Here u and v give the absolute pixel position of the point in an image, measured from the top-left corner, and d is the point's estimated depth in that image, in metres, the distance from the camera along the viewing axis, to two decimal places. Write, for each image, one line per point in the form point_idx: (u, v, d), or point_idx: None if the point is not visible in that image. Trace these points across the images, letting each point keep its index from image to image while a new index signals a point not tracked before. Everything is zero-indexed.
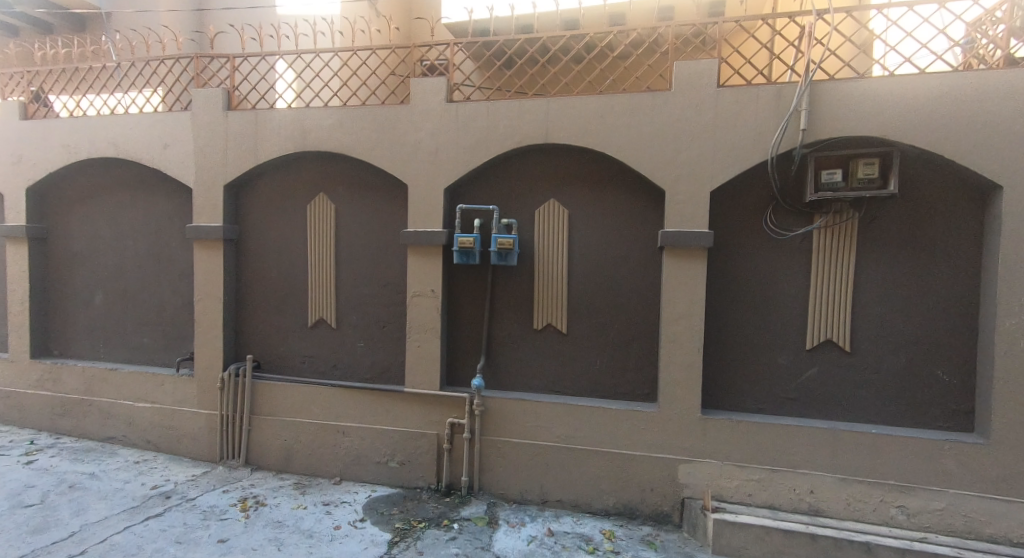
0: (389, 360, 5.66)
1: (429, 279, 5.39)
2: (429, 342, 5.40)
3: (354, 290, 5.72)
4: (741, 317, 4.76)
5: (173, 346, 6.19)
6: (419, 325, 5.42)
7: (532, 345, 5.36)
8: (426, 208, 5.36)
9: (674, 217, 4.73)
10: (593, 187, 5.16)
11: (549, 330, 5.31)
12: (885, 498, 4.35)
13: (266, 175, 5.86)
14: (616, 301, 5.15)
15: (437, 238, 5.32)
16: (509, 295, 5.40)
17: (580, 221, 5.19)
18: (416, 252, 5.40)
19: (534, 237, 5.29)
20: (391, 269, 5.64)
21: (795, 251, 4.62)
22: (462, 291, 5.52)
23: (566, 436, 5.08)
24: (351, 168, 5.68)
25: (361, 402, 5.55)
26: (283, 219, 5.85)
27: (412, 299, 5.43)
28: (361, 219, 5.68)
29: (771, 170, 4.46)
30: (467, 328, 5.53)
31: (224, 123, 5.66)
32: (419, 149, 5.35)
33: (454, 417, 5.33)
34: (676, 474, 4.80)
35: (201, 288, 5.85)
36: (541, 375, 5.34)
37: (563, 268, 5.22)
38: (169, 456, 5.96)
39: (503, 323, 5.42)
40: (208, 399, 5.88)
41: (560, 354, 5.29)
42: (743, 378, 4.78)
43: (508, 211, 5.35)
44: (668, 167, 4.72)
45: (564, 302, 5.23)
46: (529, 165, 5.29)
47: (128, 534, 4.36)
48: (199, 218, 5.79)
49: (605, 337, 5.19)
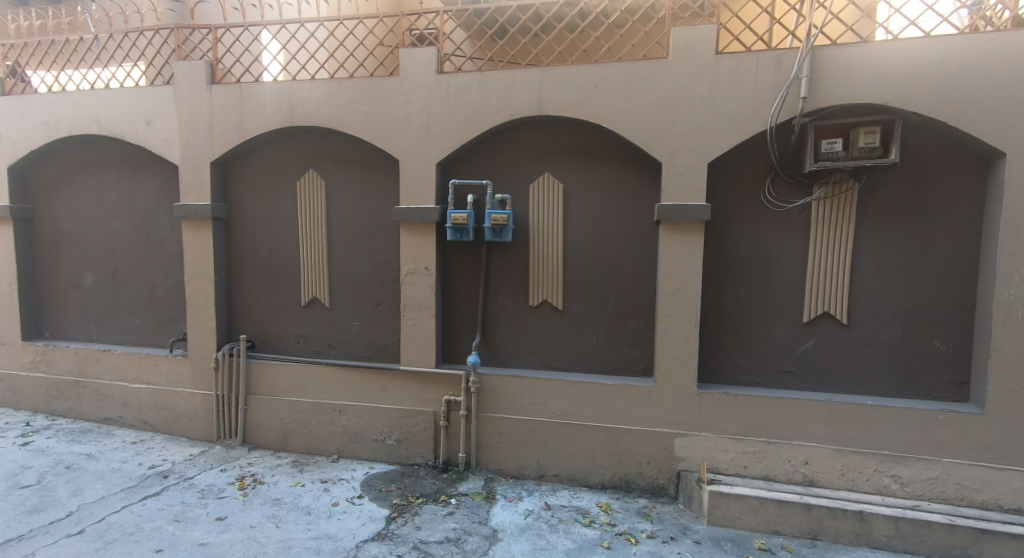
0: (385, 339, 5.62)
1: (423, 257, 5.33)
2: (424, 320, 5.37)
3: (347, 268, 5.65)
4: (737, 291, 4.72)
5: (165, 327, 6.13)
6: (414, 303, 5.38)
7: (527, 321, 5.32)
8: (418, 184, 5.25)
9: (671, 191, 4.65)
10: (589, 160, 5.05)
11: (545, 305, 5.27)
12: (880, 468, 4.35)
13: (252, 151, 5.72)
14: (612, 277, 5.10)
15: (430, 214, 5.23)
16: (503, 271, 5.33)
17: (575, 195, 5.10)
18: (409, 229, 5.32)
19: (529, 211, 5.20)
20: (384, 247, 5.55)
21: (792, 224, 4.55)
22: (456, 268, 5.45)
23: (563, 412, 5.08)
24: (340, 143, 5.55)
25: (357, 381, 5.54)
26: (273, 197, 5.74)
27: (406, 277, 5.37)
28: (352, 195, 5.58)
29: (769, 141, 4.36)
30: (462, 305, 5.47)
31: (208, 97, 5.50)
32: (410, 123, 5.22)
33: (450, 395, 5.33)
34: (671, 447, 4.81)
35: (192, 268, 5.77)
36: (537, 352, 5.31)
37: (558, 244, 5.15)
38: (166, 436, 5.95)
39: (499, 300, 5.37)
40: (203, 379, 5.85)
41: (556, 331, 5.26)
42: (740, 352, 4.76)
43: (502, 186, 5.25)
44: (665, 138, 4.62)
45: (560, 277, 5.17)
46: (522, 138, 5.17)
47: (126, 514, 4.37)
48: (187, 196, 5.67)
49: (601, 313, 5.15)
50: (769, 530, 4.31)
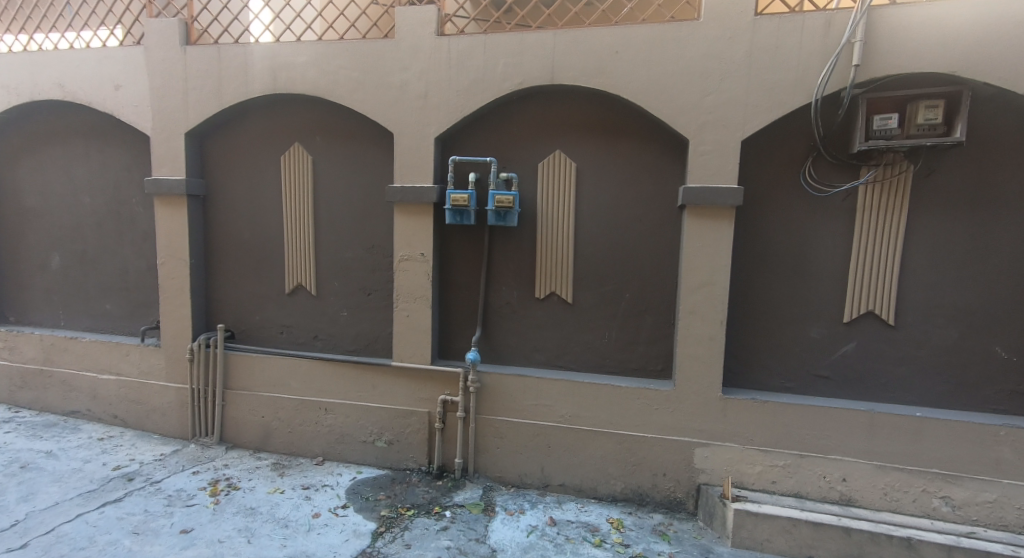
0: (376, 332, 5.13)
1: (419, 242, 4.82)
2: (419, 312, 4.87)
3: (335, 253, 5.15)
4: (770, 286, 4.21)
5: (138, 313, 5.63)
6: (408, 293, 4.88)
7: (532, 315, 4.82)
8: (415, 161, 4.73)
9: (698, 172, 4.14)
10: (604, 137, 4.52)
11: (552, 298, 4.76)
12: (928, 488, 3.87)
13: (232, 122, 5.19)
14: (628, 267, 4.59)
15: (427, 195, 4.72)
16: (507, 259, 4.82)
17: (589, 176, 4.58)
18: (404, 210, 4.81)
19: (538, 193, 4.68)
20: (376, 230, 5.04)
21: (835, 212, 4.03)
22: (455, 255, 4.94)
23: (571, 416, 4.60)
24: (329, 114, 5.02)
25: (345, 376, 5.06)
26: (255, 173, 5.22)
27: (400, 264, 4.87)
28: (341, 172, 5.06)
29: (814, 115, 3.83)
30: (460, 296, 4.97)
31: (183, 59, 4.96)
32: (406, 91, 4.69)
33: (446, 394, 4.85)
34: (691, 458, 4.33)
35: (165, 250, 5.26)
36: (542, 349, 4.82)
37: (569, 230, 4.64)
38: (137, 432, 5.47)
39: (501, 291, 4.87)
40: (177, 371, 5.36)
41: (563, 327, 4.76)
42: (770, 354, 4.26)
43: (507, 165, 4.73)
44: (692, 112, 4.10)
45: (570, 267, 4.66)
46: (531, 111, 4.63)
47: (79, 524, 3.89)
48: (160, 170, 5.15)
49: (615, 308, 4.64)
50: (802, 555, 3.83)
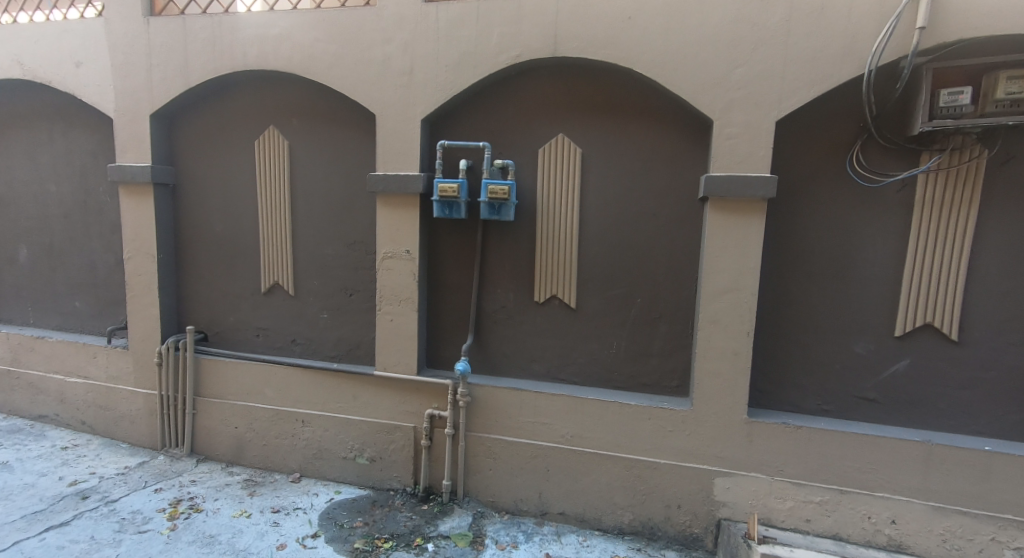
0: (359, 336, 4.67)
1: (404, 238, 4.31)
2: (404, 315, 4.37)
3: (314, 249, 4.68)
4: (806, 292, 3.59)
5: (107, 312, 5.21)
6: (392, 294, 4.38)
7: (531, 321, 4.28)
8: (399, 146, 4.20)
9: (723, 158, 3.55)
10: (613, 119, 3.93)
11: (554, 302, 4.22)
12: (996, 535, 3.26)
13: (202, 103, 4.70)
14: (639, 268, 4.01)
15: (413, 185, 4.20)
16: (503, 258, 4.29)
17: (595, 163, 4.00)
18: (388, 202, 4.30)
19: (538, 183, 4.12)
20: (358, 224, 4.54)
21: (887, 205, 3.39)
22: (445, 252, 4.42)
23: (573, 436, 4.05)
24: (306, 94, 4.50)
25: (325, 386, 4.59)
26: (228, 160, 4.73)
27: (382, 262, 4.37)
28: (320, 159, 4.55)
29: (866, 90, 3.20)
30: (451, 298, 4.46)
31: (146, 32, 4.48)
32: (390, 67, 4.14)
33: (434, 408, 4.34)
34: (710, 489, 3.75)
35: (132, 244, 4.81)
36: (542, 359, 4.28)
37: (572, 226, 4.09)
38: (104, 441, 5.05)
39: (496, 293, 4.34)
40: (145, 376, 4.92)
41: (565, 335, 4.21)
42: (805, 371, 3.65)
43: (503, 150, 4.17)
44: (716, 88, 3.51)
45: (573, 268, 4.11)
46: (531, 88, 4.05)
47: (14, 554, 3.51)
48: (124, 156, 4.69)
49: (624, 315, 4.07)
50: None
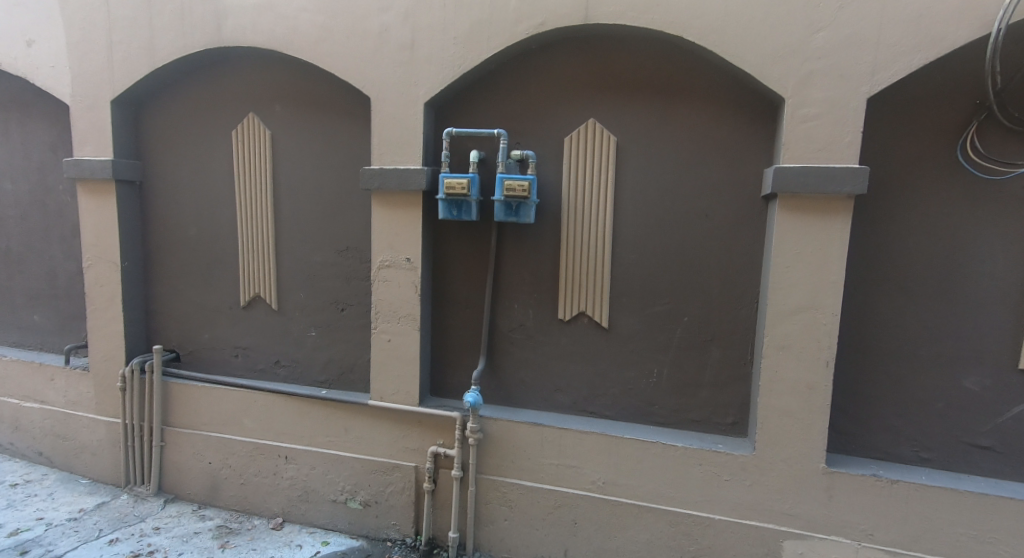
0: (351, 357, 4.01)
1: (404, 245, 3.66)
2: (405, 335, 3.72)
3: (301, 257, 4.04)
4: (902, 312, 2.87)
5: (68, 327, 4.57)
6: (391, 310, 3.74)
7: (554, 343, 3.62)
8: (399, 135, 3.55)
9: (797, 146, 2.86)
10: (655, 100, 3.26)
11: (582, 321, 3.55)
12: None
13: (173, 88, 4.07)
14: (686, 280, 3.33)
15: (415, 180, 3.53)
16: (522, 268, 3.63)
17: (633, 155, 3.33)
18: (385, 202, 3.64)
19: (563, 178, 3.45)
20: (352, 227, 3.89)
21: (1010, 204, 2.69)
22: (452, 260, 3.76)
23: (605, 483, 3.37)
24: (291, 75, 3.84)
25: (312, 416, 3.93)
26: (202, 153, 4.09)
27: (379, 272, 3.72)
28: (306, 151, 3.90)
29: (993, 56, 2.50)
30: (460, 315, 3.80)
31: (105, 3, 3.85)
32: (387, 40, 3.48)
33: (439, 445, 3.67)
34: (777, 554, 3.06)
35: (92, 250, 4.18)
36: (567, 388, 3.62)
37: (604, 232, 3.42)
38: (61, 476, 4.40)
39: (513, 309, 3.68)
40: (108, 402, 4.28)
41: (595, 360, 3.55)
42: (898, 411, 2.94)
43: (523, 139, 3.51)
44: (788, 60, 2.83)
45: (605, 281, 3.45)
46: (556, 66, 3.40)
47: None
48: (82, 148, 4.07)
49: (667, 337, 3.39)
50: None
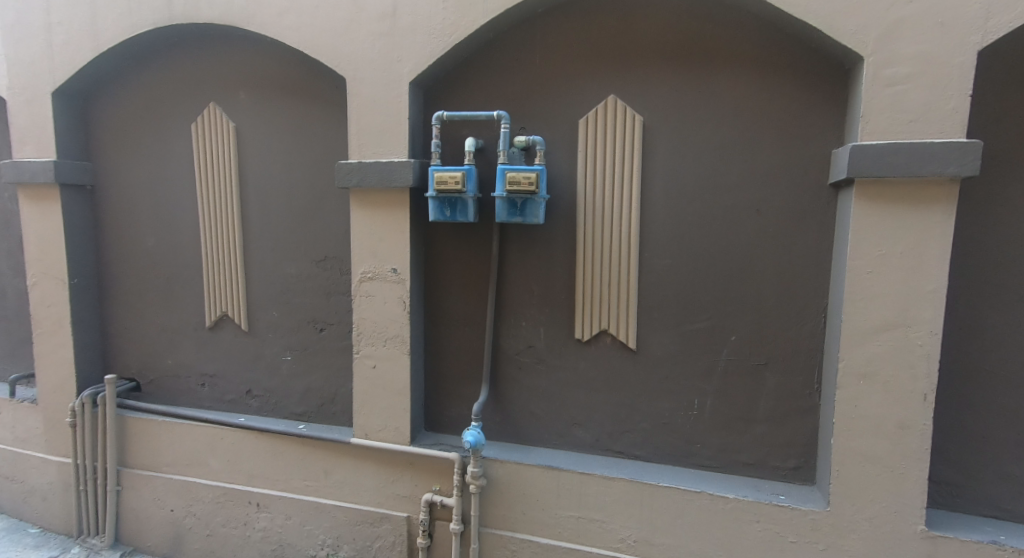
0: (333, 386, 3.44)
1: (389, 254, 3.07)
2: (393, 360, 3.13)
3: (273, 269, 3.47)
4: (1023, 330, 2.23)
5: (18, 353, 4.04)
6: (376, 331, 3.15)
7: (571, 368, 3.00)
8: (381, 121, 2.96)
9: (882, 117, 2.22)
10: (691, 68, 2.64)
11: (604, 342, 2.93)
12: None
13: (124, 76, 3.53)
14: (733, 290, 2.69)
15: (400, 176, 2.94)
16: (530, 278, 3.02)
17: (663, 139, 2.71)
18: (366, 202, 3.06)
19: (579, 168, 2.84)
20: (330, 234, 3.31)
21: None
22: (447, 271, 3.16)
23: (637, 541, 2.75)
24: (254, 55, 3.27)
25: (287, 456, 3.36)
26: (158, 151, 3.53)
27: (360, 286, 3.14)
28: (274, 145, 3.32)
29: None
30: (458, 336, 3.19)
31: None
32: (365, 8, 2.91)
33: (434, 493, 3.07)
34: None
35: (37, 264, 3.64)
36: (587, 423, 3.00)
37: (629, 233, 2.80)
38: (9, 524, 3.86)
39: (520, 328, 3.07)
40: (58, 440, 3.73)
41: (621, 389, 2.92)
42: (1017, 456, 2.29)
43: (529, 123, 2.91)
44: (869, 6, 2.20)
45: (631, 292, 2.83)
46: (567, 33, 2.79)
47: None
48: (23, 149, 3.54)
49: (710, 362, 2.76)
50: None
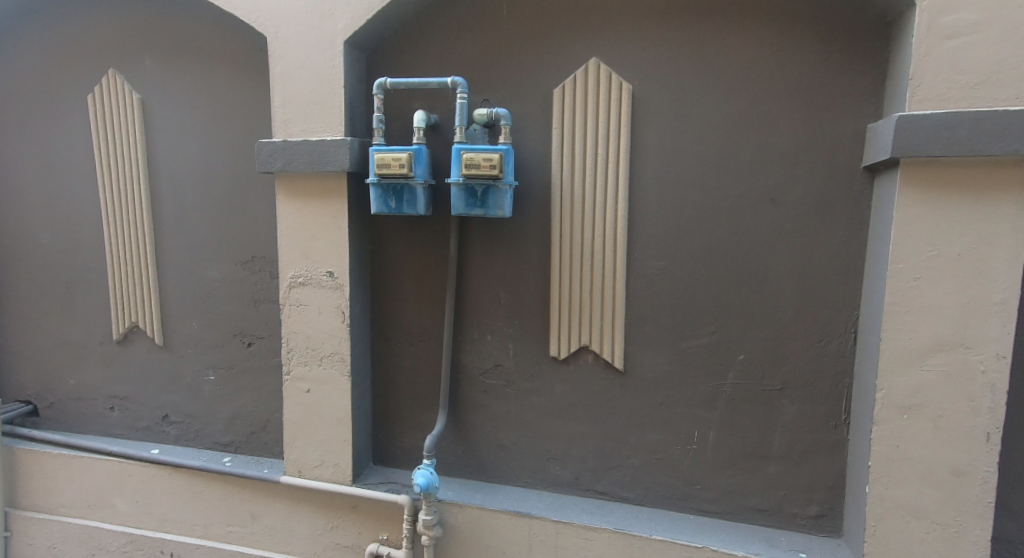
0: (263, 411, 2.88)
1: (324, 254, 2.52)
2: (330, 383, 2.59)
3: (190, 272, 2.89)
4: None
5: None
6: (310, 348, 2.60)
7: (544, 391, 2.49)
8: (312, 92, 2.42)
9: (937, 79, 1.72)
10: (690, 23, 2.13)
11: (585, 361, 2.42)
12: None
13: (10, 38, 2.93)
14: (741, 298, 2.20)
15: (334, 158, 2.40)
16: (494, 283, 2.49)
17: (656, 112, 2.20)
18: (294, 191, 2.51)
19: (553, 149, 2.32)
20: (257, 229, 2.75)
21: None
22: (397, 275, 2.62)
23: None
24: (161, 11, 2.70)
25: (206, 497, 2.80)
26: (50, 129, 2.94)
27: (290, 294, 2.59)
28: (187, 121, 2.75)
29: None
30: (410, 353, 2.66)
31: None
32: None
33: (382, 543, 2.55)
34: None
35: None
36: (564, 458, 2.49)
37: (615, 229, 2.29)
38: None
39: (484, 343, 2.55)
40: None
41: (606, 418, 2.42)
42: None
43: (492, 94, 2.37)
44: None
45: (618, 301, 2.32)
46: None
47: None
48: None
49: (713, 386, 2.27)
50: None
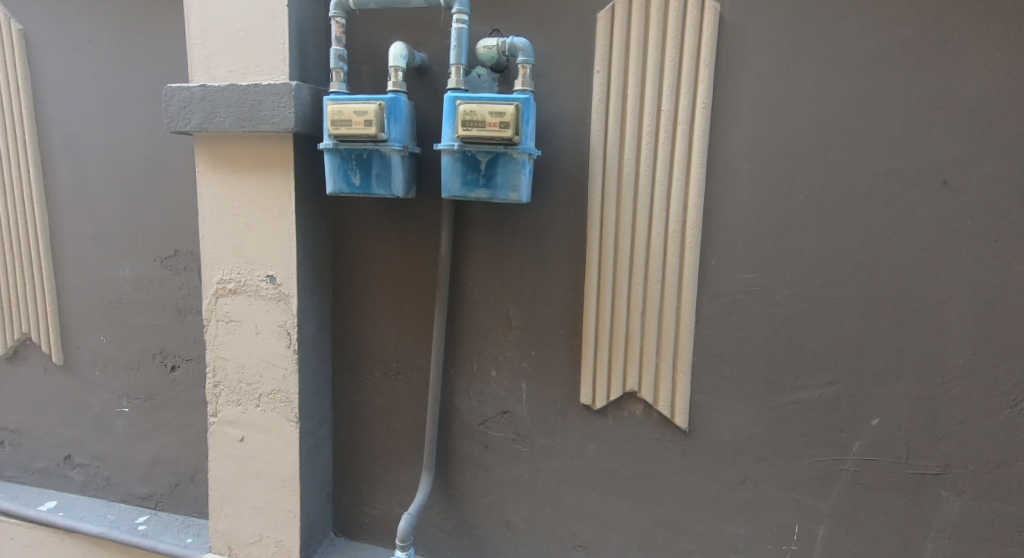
0: (191, 458, 2.16)
1: (262, 250, 1.77)
2: (271, 432, 1.85)
3: (94, 269, 2.15)
4: None
5: None
6: (243, 381, 1.86)
7: (571, 454, 1.74)
8: (241, 16, 1.67)
9: None
10: None
11: (631, 415, 1.66)
12: None
13: None
14: (881, 335, 1.43)
15: (270, 110, 1.64)
16: (503, 298, 1.74)
17: (756, 46, 1.43)
18: (219, 160, 1.76)
19: (593, 102, 1.55)
20: (179, 213, 2.01)
21: None
22: (367, 282, 1.87)
23: None
24: None
25: None
26: None
27: (217, 305, 1.85)
28: (84, 64, 2.01)
29: None
30: (383, 391, 1.91)
31: None
32: None
33: None
34: None
35: None
36: (597, 550, 1.75)
37: (686, 224, 1.52)
38: None
39: (486, 382, 1.80)
40: None
41: (659, 498, 1.67)
42: None
43: (504, 20, 1.61)
44: None
45: (686, 331, 1.56)
46: None
47: None
48: None
49: (828, 464, 1.51)
50: None
